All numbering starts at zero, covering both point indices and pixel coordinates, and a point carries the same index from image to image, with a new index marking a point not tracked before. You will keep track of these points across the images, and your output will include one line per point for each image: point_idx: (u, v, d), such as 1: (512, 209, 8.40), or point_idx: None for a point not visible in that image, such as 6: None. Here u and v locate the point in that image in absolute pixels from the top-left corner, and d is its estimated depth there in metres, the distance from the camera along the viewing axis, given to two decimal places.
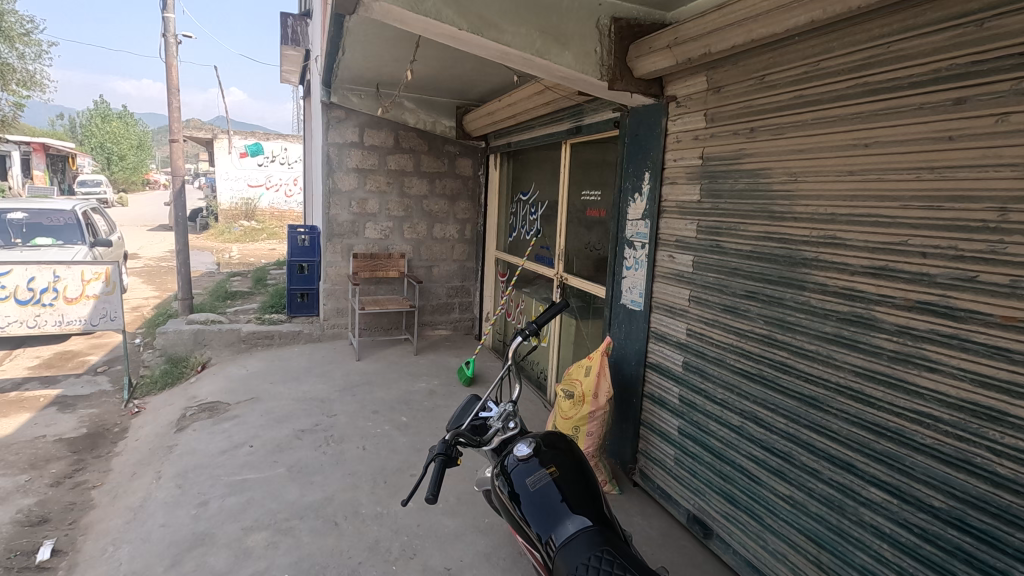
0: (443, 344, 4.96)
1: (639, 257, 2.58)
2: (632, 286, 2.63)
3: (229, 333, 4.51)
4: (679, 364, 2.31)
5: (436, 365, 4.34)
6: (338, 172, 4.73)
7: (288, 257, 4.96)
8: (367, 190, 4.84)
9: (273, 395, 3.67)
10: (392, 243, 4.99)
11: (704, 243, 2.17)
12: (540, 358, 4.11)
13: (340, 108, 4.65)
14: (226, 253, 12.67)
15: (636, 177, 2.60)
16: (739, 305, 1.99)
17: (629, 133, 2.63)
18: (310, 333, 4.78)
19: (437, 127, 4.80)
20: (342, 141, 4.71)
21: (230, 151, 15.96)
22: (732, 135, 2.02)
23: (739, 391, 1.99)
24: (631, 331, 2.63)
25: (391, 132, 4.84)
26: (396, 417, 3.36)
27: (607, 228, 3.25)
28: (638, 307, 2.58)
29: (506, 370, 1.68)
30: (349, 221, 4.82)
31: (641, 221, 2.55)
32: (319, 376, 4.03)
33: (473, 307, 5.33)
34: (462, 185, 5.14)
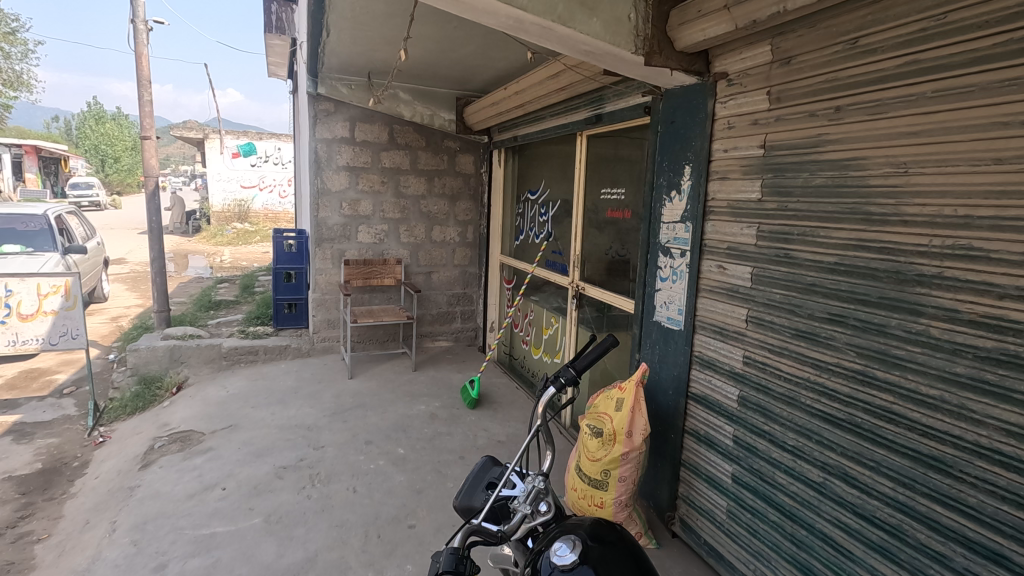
0: (444, 358, 4.55)
1: (678, 266, 2.18)
2: (668, 301, 2.24)
3: (209, 348, 4.10)
4: (734, 399, 1.90)
5: (437, 383, 3.94)
6: (326, 171, 4.31)
7: (273, 265, 4.50)
8: (359, 190, 4.42)
9: (254, 423, 3.26)
10: (387, 248, 4.57)
11: (767, 253, 1.76)
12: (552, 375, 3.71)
13: (328, 100, 4.23)
14: (218, 256, 12.26)
15: (673, 173, 2.19)
16: (819, 331, 1.58)
17: (664, 119, 2.23)
18: (298, 347, 4.37)
19: (434, 120, 4.39)
20: (331, 137, 4.29)
21: (222, 151, 15.53)
22: (807, 117, 1.60)
23: (820, 439, 1.59)
24: (668, 354, 2.25)
25: (385, 126, 4.42)
26: (392, 448, 2.95)
27: (632, 231, 2.84)
28: (676, 325, 2.18)
29: (533, 435, 1.25)
30: (339, 224, 4.40)
31: (680, 224, 2.15)
32: (307, 399, 3.62)
33: (476, 316, 4.92)
34: (463, 184, 4.73)
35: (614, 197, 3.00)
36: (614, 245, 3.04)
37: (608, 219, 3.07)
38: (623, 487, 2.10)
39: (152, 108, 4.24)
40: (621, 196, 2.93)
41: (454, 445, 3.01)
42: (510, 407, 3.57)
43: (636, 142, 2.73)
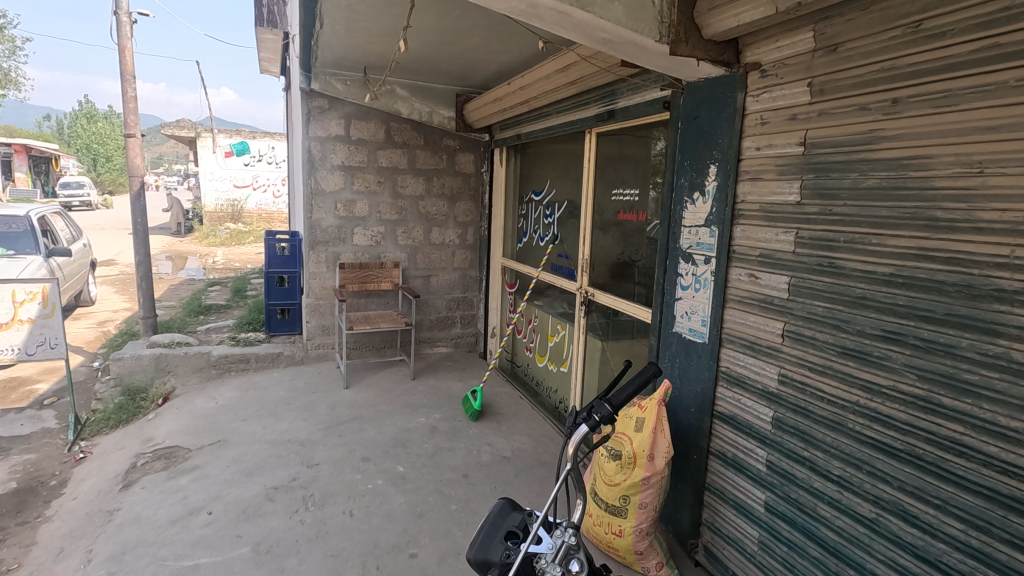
0: (444, 365, 4.38)
1: (702, 274, 2.02)
2: (690, 311, 2.08)
3: (197, 357, 3.91)
4: (768, 421, 1.74)
5: (437, 393, 3.76)
6: (320, 170, 4.12)
7: (264, 268, 4.28)
8: (354, 190, 4.24)
9: (244, 438, 3.08)
10: (384, 251, 4.39)
11: (807, 261, 1.60)
12: (557, 384, 3.55)
13: (322, 97, 4.04)
14: (211, 257, 12.02)
15: (696, 172, 2.03)
16: (871, 350, 1.42)
17: (686, 115, 2.07)
18: (291, 354, 4.18)
19: (433, 117, 4.22)
20: (325, 135, 4.10)
21: (214, 150, 15.28)
22: (856, 111, 1.44)
23: (872, 470, 1.43)
24: (691, 368, 2.08)
25: (382, 124, 4.24)
26: (391, 466, 2.78)
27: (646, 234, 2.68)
28: (700, 337, 2.02)
29: (566, 480, 1.10)
30: (334, 226, 4.22)
31: (704, 228, 1.99)
32: (300, 410, 3.43)
33: (476, 321, 4.75)
34: (463, 184, 4.56)
35: (627, 198, 2.83)
36: (627, 248, 2.87)
37: (620, 220, 2.90)
38: (644, 515, 1.92)
39: (136, 104, 4.04)
40: (635, 196, 2.76)
41: (457, 462, 2.84)
42: (514, 419, 3.40)
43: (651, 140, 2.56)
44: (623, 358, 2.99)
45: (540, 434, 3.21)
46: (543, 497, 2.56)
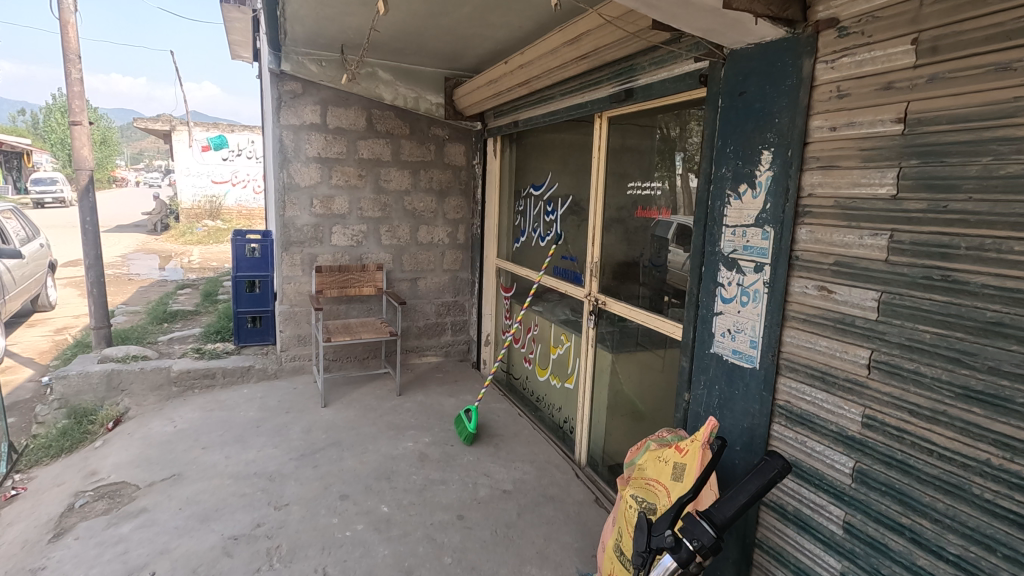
0: (433, 377, 3.99)
1: (752, 284, 1.65)
2: (736, 329, 1.72)
3: (155, 373, 3.47)
4: (847, 474, 1.38)
5: (426, 411, 3.37)
6: (294, 163, 3.69)
7: (232, 272, 3.83)
8: (332, 185, 3.82)
9: (203, 471, 2.66)
10: (367, 252, 3.98)
11: (908, 273, 1.23)
12: (558, 399, 3.20)
13: (294, 80, 3.61)
14: (186, 256, 11.47)
15: (743, 160, 1.67)
16: (1011, 396, 1.07)
17: (730, 90, 1.70)
18: (263, 368, 3.76)
19: (420, 104, 3.82)
20: (298, 123, 3.67)
21: (191, 144, 14.64)
22: (990, 72, 1.08)
23: (1014, 555, 1.07)
24: (735, 397, 1.73)
25: (363, 111, 3.82)
26: (374, 505, 2.38)
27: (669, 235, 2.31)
28: (751, 362, 1.66)
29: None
30: (310, 225, 3.80)
31: (756, 228, 1.63)
32: (271, 435, 3.02)
33: (468, 327, 4.36)
34: (452, 177, 4.16)
35: (646, 192, 2.45)
36: (645, 250, 2.49)
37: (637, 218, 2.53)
38: None
39: (81, 88, 3.61)
40: (656, 190, 2.38)
41: (450, 498, 2.45)
42: (513, 441, 3.03)
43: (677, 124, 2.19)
44: (639, 375, 2.63)
45: (543, 460, 2.84)
46: (551, 544, 2.18)
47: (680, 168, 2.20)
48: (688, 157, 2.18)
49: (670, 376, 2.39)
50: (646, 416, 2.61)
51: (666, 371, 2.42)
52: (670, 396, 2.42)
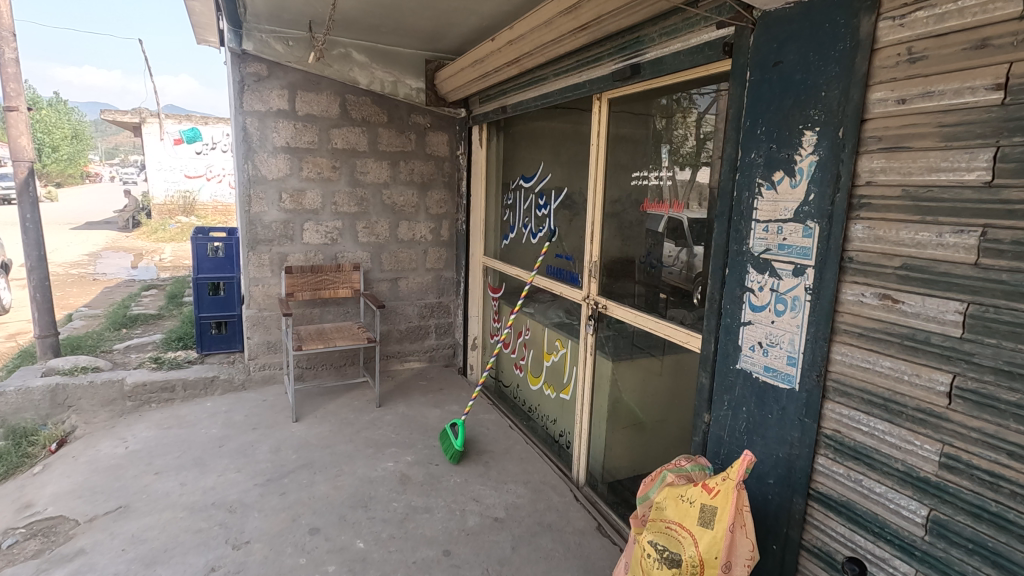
0: (416, 385, 3.70)
1: (791, 290, 1.40)
2: (770, 342, 1.46)
3: (106, 387, 3.13)
4: (919, 523, 1.14)
5: (408, 425, 3.09)
6: (259, 153, 3.36)
7: (192, 274, 3.48)
8: (303, 177, 3.49)
9: (154, 502, 2.34)
10: (342, 250, 3.67)
11: (1009, 281, 0.99)
12: (553, 410, 2.94)
13: (259, 61, 3.27)
14: (156, 254, 10.97)
15: (778, 143, 1.41)
16: None
17: (764, 60, 1.44)
18: (228, 378, 3.43)
19: (398, 89, 3.51)
20: (264, 109, 3.33)
21: (162, 136, 14.04)
22: None
23: None
24: (768, 422, 1.48)
25: (336, 96, 3.50)
26: (349, 541, 2.09)
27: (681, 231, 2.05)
28: (790, 381, 1.41)
29: None
30: (279, 221, 3.47)
31: (796, 224, 1.37)
32: (235, 457, 2.71)
33: (454, 330, 4.08)
34: (435, 169, 3.86)
35: (654, 183, 2.18)
36: (652, 247, 2.23)
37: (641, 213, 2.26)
38: None
39: (17, 68, 3.24)
40: (667, 181, 2.10)
41: (435, 530, 2.18)
42: (504, 458, 2.76)
43: (690, 105, 1.93)
44: (647, 386, 2.37)
45: (538, 480, 2.58)
46: None
47: (665, 163, 2.10)
48: (674, 149, 2.07)
49: (683, 388, 2.14)
50: (654, 430, 2.37)
51: (677, 381, 2.17)
52: (683, 409, 2.17)
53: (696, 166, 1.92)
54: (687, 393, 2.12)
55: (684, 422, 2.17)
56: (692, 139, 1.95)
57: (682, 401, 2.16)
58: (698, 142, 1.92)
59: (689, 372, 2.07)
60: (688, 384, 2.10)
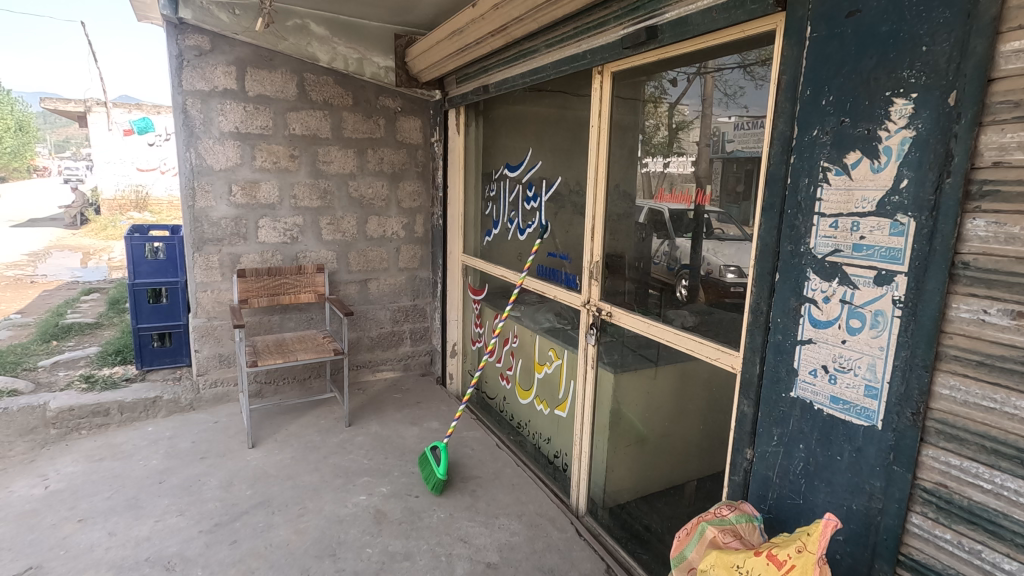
0: (391, 398, 3.33)
1: (873, 303, 1.10)
2: (841, 366, 1.17)
3: (24, 414, 2.67)
4: None
5: (382, 448, 2.73)
6: (204, 139, 2.93)
7: (127, 279, 3.02)
8: (256, 167, 3.07)
9: (74, 560, 1.93)
10: (304, 249, 3.26)
11: None
12: (546, 427, 2.63)
13: (199, 32, 2.84)
14: (105, 253, 10.18)
15: (852, 116, 1.11)
16: None
17: (833, 11, 1.14)
18: (173, 399, 3.00)
19: (364, 67, 3.12)
20: (208, 89, 2.90)
21: (111, 126, 13.14)
22: None
23: None
24: (836, 466, 1.19)
25: (293, 74, 3.08)
26: None
27: (699, 225, 1.72)
28: (872, 418, 1.12)
29: None
30: (229, 218, 3.05)
31: (882, 218, 1.07)
32: (178, 496, 2.30)
33: (431, 335, 3.73)
34: (407, 158, 3.48)
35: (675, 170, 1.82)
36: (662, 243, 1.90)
37: (650, 207, 1.94)
38: None
39: None
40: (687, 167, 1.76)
41: None
42: (494, 485, 2.43)
43: (712, 76, 1.65)
44: (654, 402, 2.06)
45: (533, 513, 2.26)
46: None
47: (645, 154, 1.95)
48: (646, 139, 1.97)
49: (702, 406, 1.84)
50: (664, 452, 2.06)
51: (695, 400, 1.86)
52: (700, 429, 1.87)
53: (668, 156, 1.84)
54: (707, 412, 1.82)
55: (701, 444, 1.87)
56: (664, 129, 1.85)
57: (700, 421, 1.86)
58: (670, 133, 1.83)
59: (713, 390, 1.77)
60: (709, 402, 1.80)
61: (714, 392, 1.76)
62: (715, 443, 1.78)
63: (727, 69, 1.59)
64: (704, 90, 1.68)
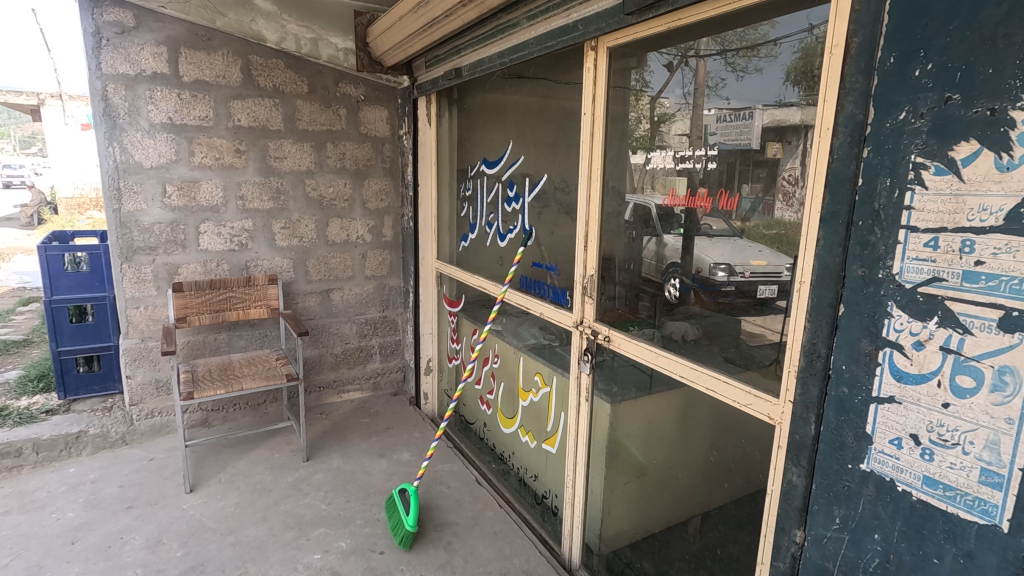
0: (358, 423, 2.96)
1: (998, 356, 0.78)
2: (942, 436, 0.85)
3: None
4: None
5: (344, 488, 2.36)
6: (130, 132, 2.51)
7: (43, 297, 2.59)
8: (194, 164, 2.66)
9: None
10: (255, 258, 2.87)
11: None
12: (533, 462, 2.30)
13: (120, 6, 2.42)
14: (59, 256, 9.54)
15: (964, 91, 0.79)
16: None
17: None
18: (101, 434, 2.58)
19: (319, 49, 2.73)
20: (133, 73, 2.48)
21: (67, 120, 12.41)
22: None
23: None
24: (932, 572, 0.87)
25: (236, 56, 2.67)
26: None
27: (714, 233, 1.40)
28: (995, 513, 0.80)
29: None
30: (163, 223, 2.64)
31: (1014, 235, 0.75)
32: (91, 562, 1.91)
33: (403, 349, 3.36)
34: (372, 152, 3.09)
35: (690, 166, 1.46)
36: (672, 256, 1.56)
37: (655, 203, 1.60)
38: None
39: None
40: (709, 162, 1.40)
41: None
42: (473, 535, 2.09)
43: (734, 54, 1.35)
44: (650, 431, 1.78)
45: (518, 570, 1.93)
46: None
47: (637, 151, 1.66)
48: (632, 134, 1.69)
49: (706, 432, 1.59)
50: (667, 485, 1.81)
51: (700, 428, 1.60)
52: (708, 457, 1.62)
53: (650, 151, 1.61)
54: (713, 439, 1.57)
55: (709, 471, 1.64)
56: (646, 122, 1.63)
57: (706, 447, 1.62)
58: (652, 126, 1.61)
59: (725, 423, 1.49)
60: (715, 430, 1.54)
61: (726, 425, 1.49)
62: (728, 478, 1.52)
63: (754, 46, 1.30)
64: (694, 76, 1.46)
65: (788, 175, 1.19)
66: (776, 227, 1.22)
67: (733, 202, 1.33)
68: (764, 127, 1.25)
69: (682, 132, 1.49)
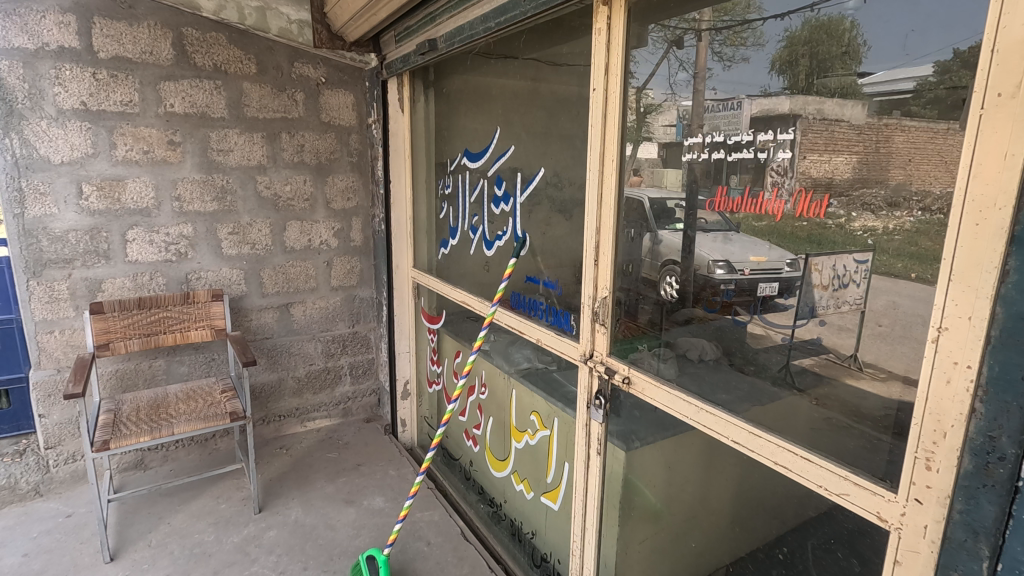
0: (324, 459, 2.55)
1: None
2: None
3: None
4: None
5: (303, 550, 1.96)
6: (32, 119, 2.06)
7: None
8: (117, 158, 2.21)
9: None
10: (197, 269, 2.43)
11: None
12: (533, 516, 1.90)
13: None
14: None
15: None
16: None
17: None
18: (6, 486, 2.18)
19: (267, 21, 2.33)
20: (33, 47, 2.03)
21: None
22: None
23: None
24: None
25: (165, 28, 2.23)
26: None
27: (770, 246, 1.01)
28: None
29: None
30: (79, 230, 2.19)
31: None
32: None
33: (377, 369, 2.96)
34: (337, 144, 2.66)
35: (753, 157, 1.02)
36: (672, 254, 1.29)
37: (642, 198, 1.33)
38: None
39: None
40: (783, 151, 0.97)
41: None
42: None
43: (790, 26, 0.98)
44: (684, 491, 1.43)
45: None
46: None
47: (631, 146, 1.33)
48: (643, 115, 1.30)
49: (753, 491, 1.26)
50: (688, 542, 1.49)
51: (726, 469, 1.31)
52: (742, 506, 1.34)
53: (636, 145, 1.32)
54: (756, 497, 1.26)
55: (745, 521, 1.36)
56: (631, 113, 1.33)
57: (732, 486, 1.33)
58: (637, 118, 1.32)
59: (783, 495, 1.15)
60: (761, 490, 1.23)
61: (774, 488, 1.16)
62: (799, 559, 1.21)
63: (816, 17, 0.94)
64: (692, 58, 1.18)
65: (776, 165, 0.98)
66: (766, 218, 1.01)
67: (818, 206, 0.92)
68: (753, 117, 1.02)
69: (668, 124, 1.23)
